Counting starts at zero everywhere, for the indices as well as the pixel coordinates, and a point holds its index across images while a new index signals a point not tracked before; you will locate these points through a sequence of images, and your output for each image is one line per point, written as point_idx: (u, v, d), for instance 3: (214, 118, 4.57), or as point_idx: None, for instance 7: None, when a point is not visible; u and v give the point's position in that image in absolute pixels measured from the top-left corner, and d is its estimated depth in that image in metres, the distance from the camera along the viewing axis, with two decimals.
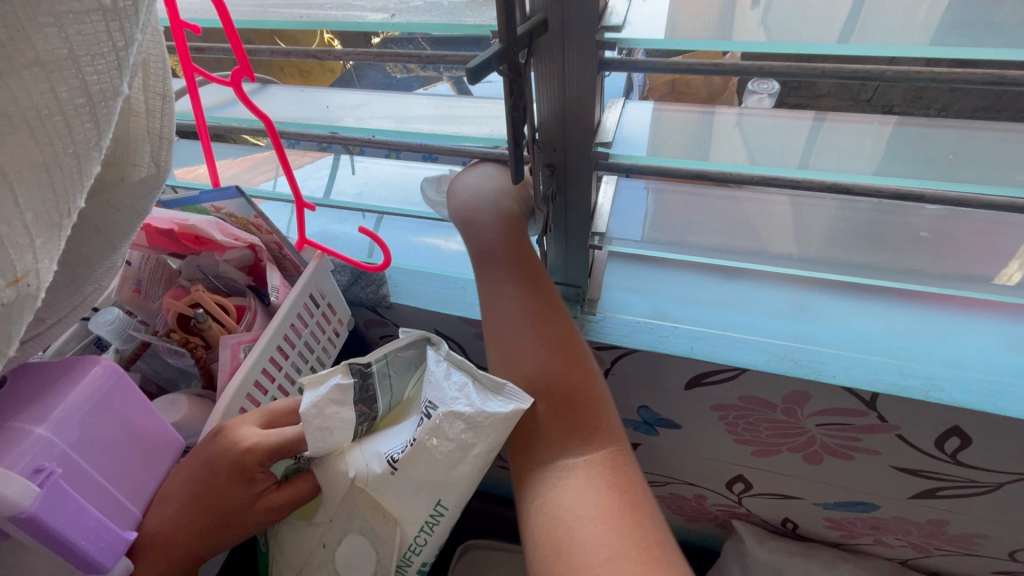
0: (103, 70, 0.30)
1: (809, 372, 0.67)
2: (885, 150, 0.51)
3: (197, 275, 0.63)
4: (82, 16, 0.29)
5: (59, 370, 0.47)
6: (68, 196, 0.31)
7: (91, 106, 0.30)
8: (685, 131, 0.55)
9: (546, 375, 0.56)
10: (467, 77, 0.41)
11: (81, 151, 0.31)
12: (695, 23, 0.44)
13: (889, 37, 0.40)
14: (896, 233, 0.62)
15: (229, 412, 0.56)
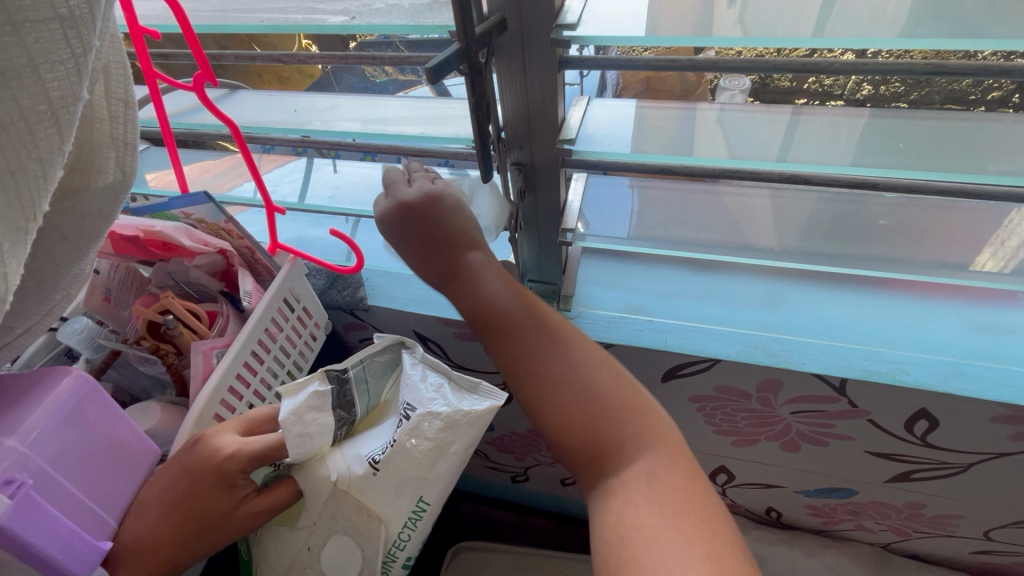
0: (63, 77, 0.28)
1: (781, 360, 0.69)
2: (856, 140, 0.52)
3: (167, 282, 0.62)
4: (39, 25, 0.26)
5: (29, 381, 0.46)
6: (33, 200, 0.29)
7: (52, 113, 0.28)
8: (666, 127, 0.56)
9: (585, 410, 0.49)
10: (427, 77, 0.42)
11: (45, 158, 0.28)
12: (671, 23, 0.44)
13: (858, 32, 0.41)
14: (861, 223, 0.63)
15: (203, 418, 0.55)
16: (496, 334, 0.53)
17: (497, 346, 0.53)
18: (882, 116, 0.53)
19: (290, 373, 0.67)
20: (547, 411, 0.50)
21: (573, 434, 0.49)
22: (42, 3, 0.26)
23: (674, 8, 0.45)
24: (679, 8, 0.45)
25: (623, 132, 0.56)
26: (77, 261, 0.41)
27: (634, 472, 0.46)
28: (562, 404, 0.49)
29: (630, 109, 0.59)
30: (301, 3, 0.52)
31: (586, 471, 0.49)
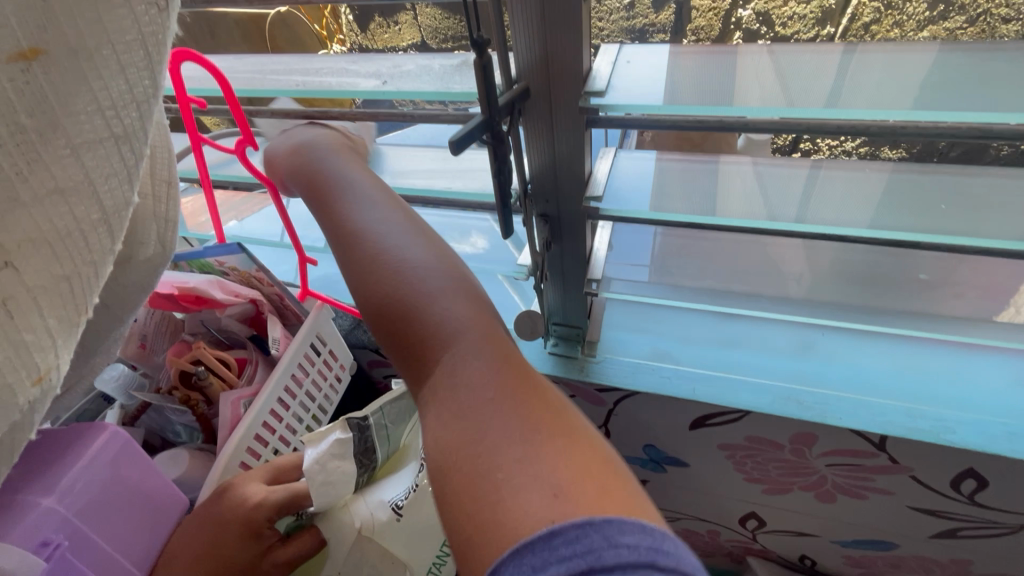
0: (115, 186, 0.29)
1: (814, 415, 0.66)
2: (880, 197, 0.50)
3: (199, 329, 0.63)
4: (96, 144, 0.27)
5: (67, 438, 0.47)
6: (85, 295, 0.29)
7: (107, 221, 0.29)
8: (692, 181, 0.55)
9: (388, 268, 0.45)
10: (450, 148, 0.42)
11: (97, 261, 0.29)
12: (693, 92, 0.44)
13: (876, 100, 0.41)
14: (896, 276, 0.61)
15: (229, 467, 0.56)
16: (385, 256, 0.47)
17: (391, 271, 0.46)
18: (916, 171, 0.50)
19: (315, 417, 0.68)
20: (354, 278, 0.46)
21: (375, 287, 0.45)
22: (98, 124, 0.27)
23: (699, 73, 0.45)
24: (702, 73, 0.45)
25: (646, 187, 0.56)
26: (117, 327, 0.42)
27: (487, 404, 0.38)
28: (366, 265, 0.46)
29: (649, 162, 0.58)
30: (336, 65, 0.54)
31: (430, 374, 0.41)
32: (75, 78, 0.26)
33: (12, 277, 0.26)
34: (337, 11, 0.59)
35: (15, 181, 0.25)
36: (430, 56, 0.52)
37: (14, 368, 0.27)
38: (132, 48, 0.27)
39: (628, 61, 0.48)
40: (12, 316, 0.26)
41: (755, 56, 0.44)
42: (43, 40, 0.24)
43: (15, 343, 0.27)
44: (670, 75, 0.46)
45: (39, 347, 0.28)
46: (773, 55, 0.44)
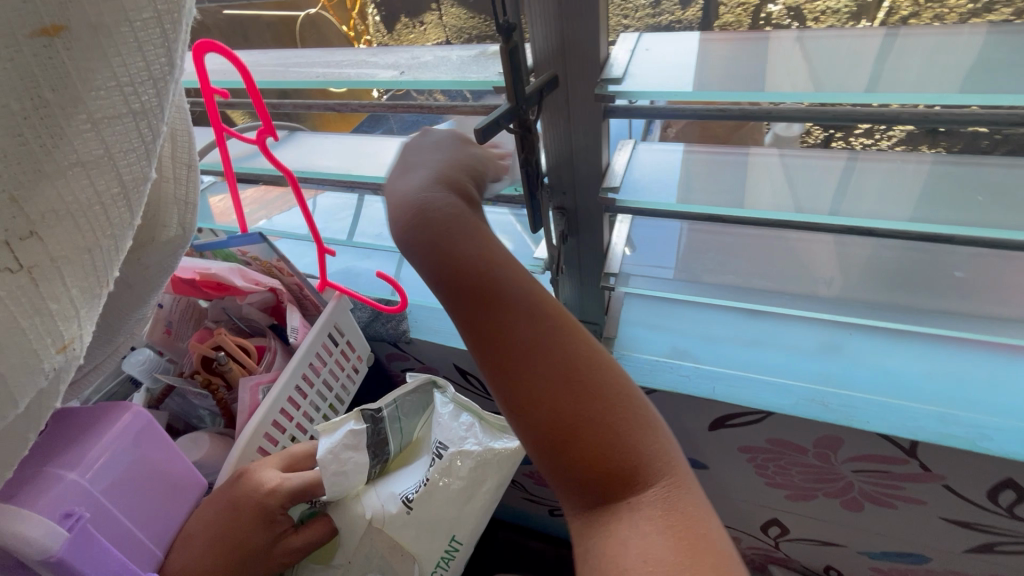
0: (134, 161, 0.30)
1: (840, 418, 0.64)
2: (920, 190, 0.48)
3: (222, 316, 0.65)
4: (115, 120, 0.29)
5: (92, 417, 0.48)
6: (105, 267, 0.31)
7: (125, 195, 0.30)
8: (718, 173, 0.54)
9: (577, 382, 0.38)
10: (477, 136, 0.40)
11: (118, 235, 0.31)
12: (719, 79, 0.43)
13: (909, 84, 0.39)
14: (931, 274, 0.58)
15: (248, 451, 0.57)
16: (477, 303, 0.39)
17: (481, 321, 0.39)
18: (951, 163, 0.49)
19: (332, 406, 0.69)
20: (528, 391, 0.38)
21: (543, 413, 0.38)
22: (117, 100, 0.28)
23: (727, 60, 0.44)
24: (731, 60, 0.44)
25: (671, 179, 0.55)
26: (139, 307, 0.43)
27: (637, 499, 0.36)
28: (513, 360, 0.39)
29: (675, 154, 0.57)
30: (355, 57, 0.55)
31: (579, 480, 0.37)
32: (93, 48, 0.27)
33: (38, 246, 0.27)
34: (366, 11, 0.58)
35: (40, 155, 0.27)
36: (447, 48, 0.53)
37: (40, 335, 0.28)
38: (149, 26, 0.28)
39: (646, 49, 0.48)
40: (38, 284, 0.28)
41: (785, 43, 0.44)
42: (67, 18, 0.25)
43: (39, 311, 0.28)
44: (701, 59, 0.45)
45: (64, 316, 0.29)
46: (803, 41, 0.43)
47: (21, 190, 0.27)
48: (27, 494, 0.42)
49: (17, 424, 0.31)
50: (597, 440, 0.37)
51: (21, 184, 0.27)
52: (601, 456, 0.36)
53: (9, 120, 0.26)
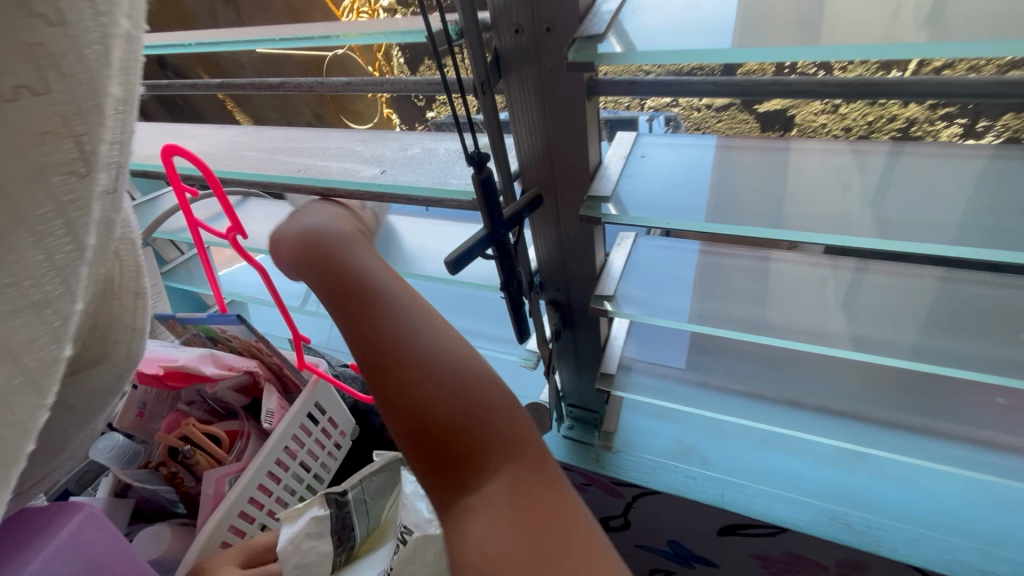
0: (43, 347, 0.22)
1: (868, 544, 0.57)
2: (963, 314, 0.44)
3: (195, 397, 0.61)
4: (9, 316, 0.20)
5: (43, 522, 0.43)
6: (11, 460, 0.22)
7: (33, 382, 0.22)
8: (744, 281, 0.51)
9: (452, 354, 0.33)
10: (447, 267, 0.37)
11: (23, 426, 0.22)
12: (728, 206, 0.40)
13: (944, 224, 0.35)
14: (965, 395, 0.54)
15: (209, 545, 0.53)
16: (341, 289, 0.36)
17: (337, 305, 0.36)
18: (985, 284, 0.45)
19: (309, 486, 0.65)
20: (388, 365, 0.32)
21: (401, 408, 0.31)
22: (13, 296, 0.20)
23: (736, 181, 0.42)
24: (753, 176, 0.42)
25: (688, 285, 0.51)
26: (90, 428, 0.39)
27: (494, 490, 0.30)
28: (376, 352, 0.33)
29: (692, 253, 0.54)
30: (345, 144, 0.53)
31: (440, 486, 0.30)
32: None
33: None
34: (390, 50, 0.50)
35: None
36: (438, 138, 0.51)
37: None
38: (50, 223, 0.20)
39: (642, 158, 0.46)
40: None
41: (818, 156, 0.42)
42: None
43: None
44: (720, 172, 0.43)
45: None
46: (858, 155, 0.41)
47: None
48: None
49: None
50: (469, 410, 0.31)
51: None
52: (467, 433, 0.31)
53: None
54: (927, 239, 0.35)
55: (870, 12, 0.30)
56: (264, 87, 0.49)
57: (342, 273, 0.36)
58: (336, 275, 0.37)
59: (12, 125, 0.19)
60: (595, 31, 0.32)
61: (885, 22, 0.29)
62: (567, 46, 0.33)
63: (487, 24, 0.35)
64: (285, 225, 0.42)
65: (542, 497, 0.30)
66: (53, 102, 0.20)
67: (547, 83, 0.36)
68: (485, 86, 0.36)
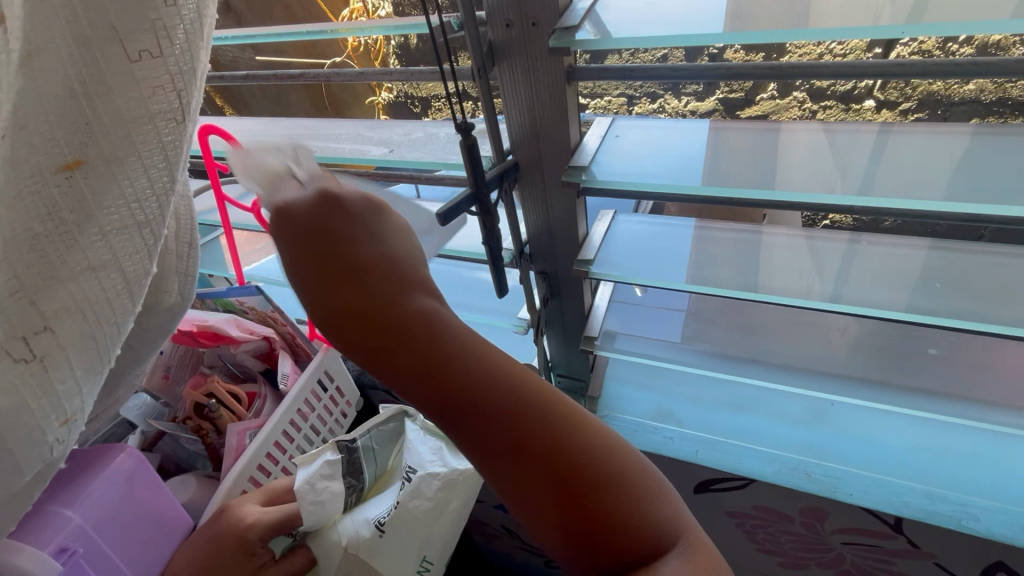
0: (137, 260, 0.31)
1: (823, 489, 0.63)
2: (917, 277, 0.50)
3: (216, 361, 0.69)
4: (121, 232, 0.30)
5: (93, 456, 0.51)
6: (108, 344, 0.31)
7: (129, 288, 0.31)
8: (731, 249, 0.57)
9: (581, 439, 0.29)
10: (438, 219, 0.44)
11: (120, 321, 0.31)
12: (707, 170, 0.47)
13: (881, 188, 0.42)
14: (907, 351, 0.61)
15: (231, 494, 0.58)
16: (445, 388, 0.29)
17: (446, 410, 0.29)
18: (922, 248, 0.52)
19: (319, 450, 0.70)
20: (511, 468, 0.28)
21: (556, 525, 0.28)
22: (125, 214, 0.29)
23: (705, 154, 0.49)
24: (737, 150, 0.48)
25: (663, 256, 0.57)
26: (139, 364, 0.45)
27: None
28: (517, 470, 0.28)
29: (688, 229, 0.60)
30: (354, 130, 0.59)
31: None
32: (107, 180, 0.28)
33: (51, 338, 0.29)
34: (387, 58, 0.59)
35: (55, 262, 0.28)
36: (440, 124, 0.57)
37: (47, 412, 0.30)
38: (152, 156, 0.29)
39: (618, 138, 0.53)
40: (48, 368, 0.29)
41: (801, 136, 0.47)
42: (85, 152, 0.27)
43: (47, 392, 0.29)
44: (713, 150, 0.49)
45: (68, 395, 0.30)
46: (829, 134, 0.47)
47: (38, 291, 0.28)
48: (28, 535, 0.44)
49: (27, 484, 0.34)
50: (601, 498, 0.28)
51: (37, 287, 0.28)
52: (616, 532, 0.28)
53: (28, 239, 0.27)
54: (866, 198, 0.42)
55: (856, 9, 0.35)
56: (286, 78, 0.57)
57: (444, 364, 0.30)
58: (439, 365, 0.30)
59: (137, 82, 0.27)
60: (571, 23, 0.40)
61: (875, 18, 0.34)
62: (548, 35, 0.41)
63: (483, 19, 0.42)
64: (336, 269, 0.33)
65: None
66: (163, 64, 0.27)
67: (534, 69, 0.43)
68: (480, 72, 0.43)
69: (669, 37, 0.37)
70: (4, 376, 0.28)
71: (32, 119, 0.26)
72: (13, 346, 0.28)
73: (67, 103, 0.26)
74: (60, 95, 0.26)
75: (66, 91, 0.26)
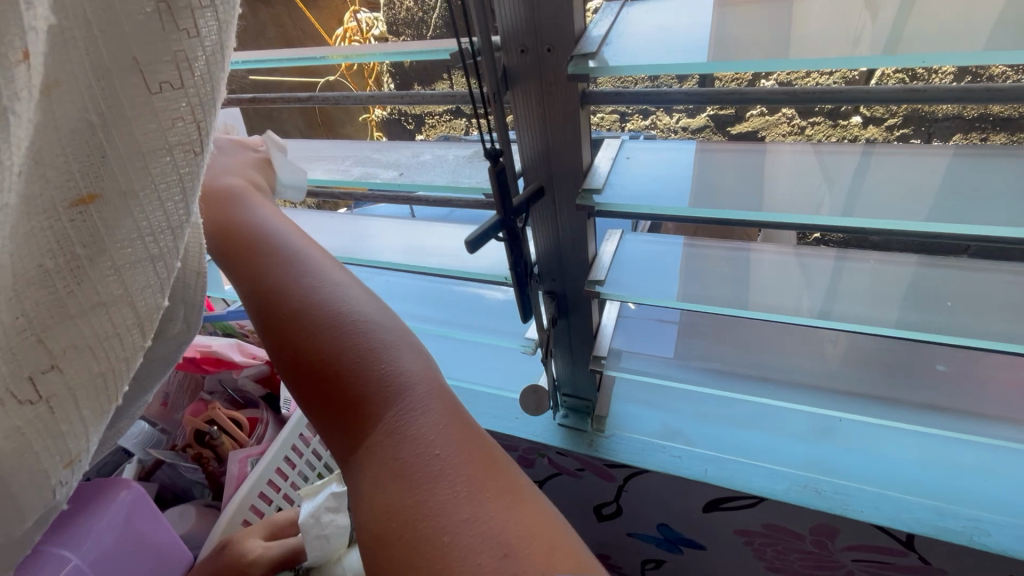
0: (150, 296, 0.29)
1: (833, 506, 0.63)
2: (904, 290, 0.51)
3: (217, 387, 0.67)
4: (134, 266, 0.28)
5: (92, 491, 0.49)
6: (116, 386, 0.29)
7: (142, 325, 0.29)
8: (721, 269, 0.57)
9: (301, 280, 0.36)
10: (466, 246, 0.43)
11: (130, 358, 0.29)
12: (728, 193, 0.46)
13: (899, 210, 0.42)
14: (910, 367, 0.62)
15: (231, 526, 0.57)
16: (236, 255, 0.39)
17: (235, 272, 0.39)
18: (926, 265, 0.52)
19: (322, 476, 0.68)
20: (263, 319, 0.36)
21: (298, 353, 0.34)
22: (139, 247, 0.28)
23: (711, 172, 0.49)
24: (721, 178, 0.48)
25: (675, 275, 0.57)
26: (142, 397, 0.43)
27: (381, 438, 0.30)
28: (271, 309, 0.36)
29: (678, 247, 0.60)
30: (360, 152, 0.59)
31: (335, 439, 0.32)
32: (121, 211, 0.27)
33: (57, 378, 0.27)
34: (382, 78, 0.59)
35: (65, 298, 0.27)
36: (445, 146, 0.57)
37: (50, 453, 0.28)
38: (169, 185, 0.28)
39: (627, 159, 0.53)
40: (54, 411, 0.27)
41: (787, 156, 0.48)
42: (99, 185, 0.27)
43: (52, 433, 0.28)
44: (695, 169, 0.49)
45: (74, 436, 0.29)
46: (817, 155, 0.47)
47: (44, 329, 0.27)
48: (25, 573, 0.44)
49: (29, 529, 0.33)
50: (336, 366, 0.32)
51: (44, 326, 0.27)
52: (339, 384, 0.32)
53: (39, 275, 0.26)
54: (885, 217, 0.42)
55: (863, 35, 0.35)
56: (294, 102, 0.56)
57: (234, 242, 0.40)
58: (234, 244, 0.40)
59: (155, 113, 0.26)
60: (588, 50, 0.39)
61: (841, 46, 0.35)
62: (566, 61, 0.41)
63: (498, 45, 0.42)
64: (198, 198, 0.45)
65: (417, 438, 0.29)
66: (184, 95, 0.26)
67: (548, 95, 0.43)
68: (495, 96, 0.43)
69: (672, 66, 0.37)
70: (9, 418, 0.26)
71: (47, 153, 0.26)
72: (19, 387, 0.27)
73: (84, 136, 0.26)
74: (78, 129, 0.26)
75: (83, 124, 0.26)
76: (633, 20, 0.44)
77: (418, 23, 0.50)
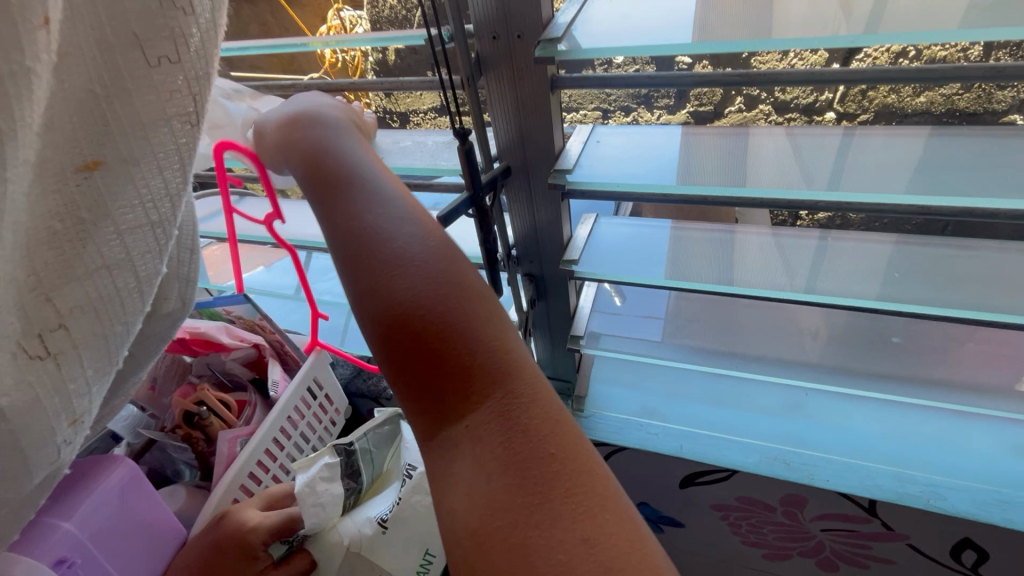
0: (150, 261, 0.32)
1: (803, 476, 0.66)
2: (867, 267, 0.54)
3: (204, 370, 0.69)
4: (135, 231, 0.31)
5: (87, 467, 0.50)
6: (117, 345, 0.32)
7: (140, 288, 0.32)
8: (710, 250, 0.59)
9: (397, 233, 0.34)
10: (437, 223, 0.45)
11: (130, 320, 0.32)
12: (704, 172, 0.49)
13: (870, 187, 0.44)
14: (872, 339, 0.65)
15: (224, 502, 0.58)
16: (332, 194, 0.38)
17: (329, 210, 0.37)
18: (891, 242, 0.55)
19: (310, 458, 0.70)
20: (347, 262, 0.34)
21: (379, 299, 0.32)
22: (140, 213, 0.30)
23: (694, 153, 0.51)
24: (700, 154, 0.51)
25: (658, 255, 0.60)
26: (135, 373, 0.45)
27: (480, 421, 0.29)
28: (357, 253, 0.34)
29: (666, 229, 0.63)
30: None
31: (433, 405, 0.30)
32: (122, 178, 0.29)
33: (64, 336, 0.29)
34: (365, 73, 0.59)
35: (71, 258, 0.29)
36: (426, 133, 0.59)
37: (58, 413, 0.30)
38: (169, 157, 0.30)
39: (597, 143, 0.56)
40: (61, 367, 0.29)
41: (767, 139, 0.50)
42: (103, 153, 0.28)
43: (60, 392, 0.30)
44: (687, 150, 0.52)
45: (78, 394, 0.31)
46: (792, 138, 0.49)
47: (51, 289, 0.28)
48: (27, 545, 0.45)
49: (32, 491, 0.34)
50: (448, 326, 0.31)
51: (52, 286, 0.28)
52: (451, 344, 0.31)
53: (47, 237, 0.28)
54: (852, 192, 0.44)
55: (824, 21, 0.38)
56: (277, 87, 0.59)
57: (323, 184, 0.39)
58: (323, 185, 0.38)
59: (154, 85, 0.28)
60: (555, 35, 0.42)
61: (837, 22, 0.38)
62: (534, 47, 0.43)
63: (471, 32, 0.44)
64: (284, 134, 0.44)
65: (525, 429, 0.28)
66: (180, 69, 0.29)
67: (518, 80, 0.46)
68: (471, 78, 0.45)
69: (642, 47, 0.40)
70: (14, 373, 0.27)
71: (59, 119, 0.27)
72: (29, 343, 0.28)
73: (90, 105, 0.27)
74: (83, 98, 0.27)
75: (88, 94, 0.27)
76: (600, 9, 0.46)
77: (401, 21, 0.52)
